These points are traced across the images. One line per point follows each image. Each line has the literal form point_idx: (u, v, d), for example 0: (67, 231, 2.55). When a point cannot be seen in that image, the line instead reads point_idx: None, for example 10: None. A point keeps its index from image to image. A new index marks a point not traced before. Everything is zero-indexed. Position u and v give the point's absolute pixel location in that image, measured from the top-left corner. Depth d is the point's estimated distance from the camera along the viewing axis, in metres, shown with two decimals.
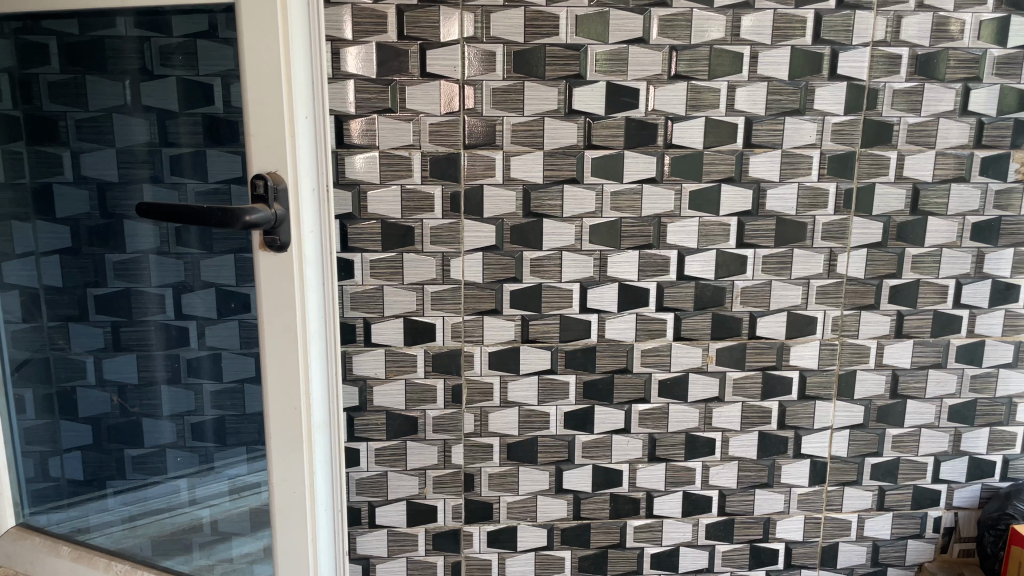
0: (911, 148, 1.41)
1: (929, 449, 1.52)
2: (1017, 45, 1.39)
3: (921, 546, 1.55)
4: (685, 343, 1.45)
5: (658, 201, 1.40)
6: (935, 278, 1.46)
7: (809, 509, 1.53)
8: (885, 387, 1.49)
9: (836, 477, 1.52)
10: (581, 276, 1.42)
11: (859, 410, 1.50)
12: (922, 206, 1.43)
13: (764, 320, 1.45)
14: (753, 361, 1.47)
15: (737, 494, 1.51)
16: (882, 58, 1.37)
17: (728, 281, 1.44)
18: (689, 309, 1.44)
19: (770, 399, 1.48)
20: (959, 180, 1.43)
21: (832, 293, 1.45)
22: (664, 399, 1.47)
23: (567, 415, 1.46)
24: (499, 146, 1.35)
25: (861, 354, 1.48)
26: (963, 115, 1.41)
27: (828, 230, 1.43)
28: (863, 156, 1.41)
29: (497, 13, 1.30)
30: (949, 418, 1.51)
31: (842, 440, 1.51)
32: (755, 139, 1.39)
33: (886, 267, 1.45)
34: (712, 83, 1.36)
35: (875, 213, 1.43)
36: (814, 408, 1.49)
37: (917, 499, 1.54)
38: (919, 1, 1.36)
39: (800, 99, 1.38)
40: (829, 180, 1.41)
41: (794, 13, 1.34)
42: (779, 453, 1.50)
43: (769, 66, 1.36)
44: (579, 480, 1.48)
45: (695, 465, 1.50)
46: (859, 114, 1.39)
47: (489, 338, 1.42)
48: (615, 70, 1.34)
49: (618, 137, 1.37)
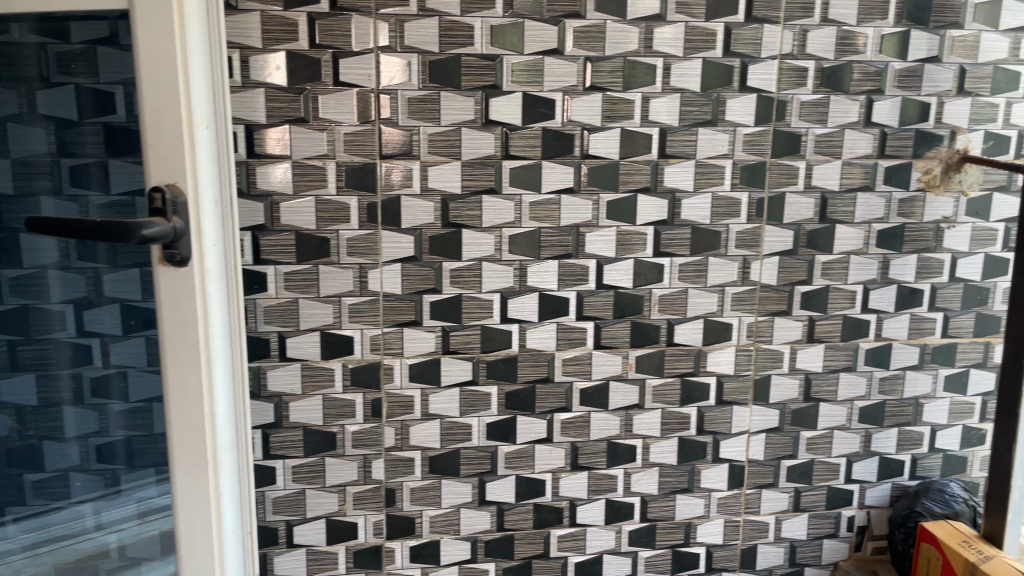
0: (819, 158, 1.45)
1: (842, 450, 1.56)
2: (917, 58, 1.45)
3: (836, 545, 1.60)
4: (606, 351, 1.47)
5: (576, 210, 1.40)
6: (844, 284, 1.50)
7: (728, 512, 1.56)
8: (799, 391, 1.53)
9: (754, 480, 1.55)
10: (501, 286, 1.41)
11: (775, 414, 1.53)
12: (831, 214, 1.47)
13: (681, 327, 1.48)
14: (672, 368, 1.49)
15: (659, 500, 1.53)
16: (790, 71, 1.41)
17: (647, 290, 1.45)
18: (609, 317, 1.46)
19: (689, 405, 1.51)
20: (865, 189, 1.48)
21: (747, 299, 1.48)
22: (586, 407, 1.48)
23: (489, 426, 1.45)
24: (416, 156, 1.34)
25: (775, 360, 1.51)
26: (867, 125, 1.45)
27: (742, 239, 1.46)
28: (774, 166, 1.44)
29: (411, 22, 1.29)
30: (860, 419, 1.56)
31: (758, 444, 1.54)
32: (669, 150, 1.41)
33: (798, 274, 1.48)
34: (627, 94, 1.38)
35: (786, 222, 1.46)
36: (732, 413, 1.52)
37: (831, 499, 1.58)
38: (824, 15, 1.40)
39: (712, 110, 1.40)
40: (741, 189, 1.44)
41: (705, 26, 1.37)
42: (698, 458, 1.53)
43: (681, 78, 1.39)
44: (502, 492, 1.47)
45: (617, 472, 1.51)
46: (768, 125, 1.43)
47: (408, 351, 1.40)
48: (531, 81, 1.35)
49: (536, 148, 1.37)
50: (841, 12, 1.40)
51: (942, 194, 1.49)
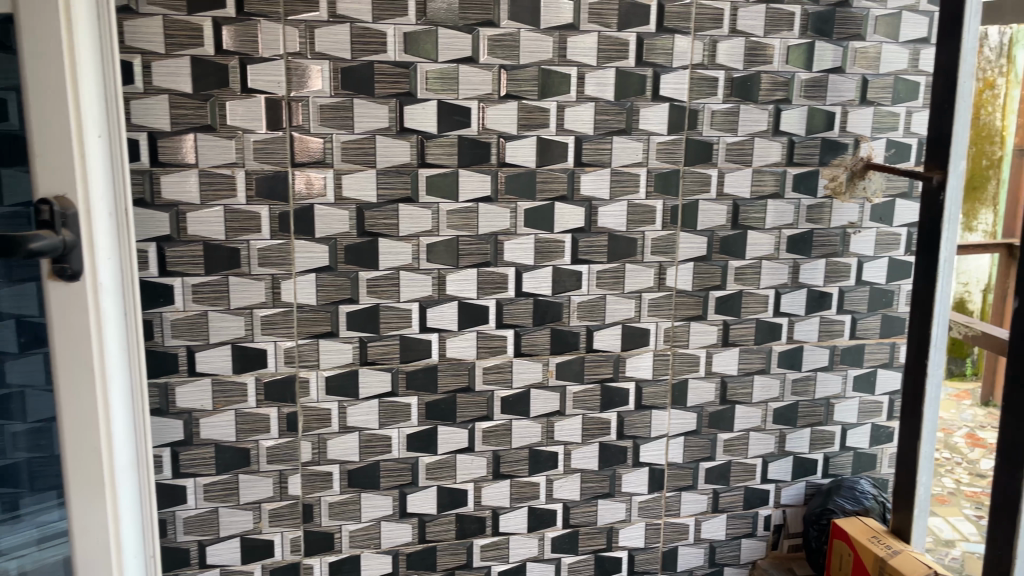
0: (730, 166, 1.49)
1: (757, 450, 1.61)
2: (822, 69, 1.50)
3: (754, 544, 1.64)
4: (526, 359, 1.46)
5: (494, 218, 1.40)
6: (756, 289, 1.55)
7: (649, 516, 1.58)
8: (715, 393, 1.57)
9: (673, 483, 1.58)
10: (419, 295, 1.40)
11: (692, 417, 1.57)
12: (742, 221, 1.52)
13: (600, 333, 1.49)
14: (592, 373, 1.50)
15: (581, 505, 1.54)
16: (700, 80, 1.44)
17: (565, 297, 1.46)
18: (529, 325, 1.45)
19: (609, 410, 1.53)
20: (775, 196, 1.52)
21: (664, 305, 1.52)
22: (507, 415, 1.47)
23: (409, 438, 1.43)
24: (329, 164, 1.32)
25: (691, 363, 1.55)
26: (776, 134, 1.50)
27: (658, 246, 1.49)
28: (687, 174, 1.47)
29: (322, 28, 1.27)
30: (774, 420, 1.61)
31: (677, 447, 1.57)
32: (585, 158, 1.42)
33: (711, 279, 1.53)
34: (542, 102, 1.38)
35: (700, 228, 1.50)
36: (651, 417, 1.55)
37: (748, 500, 1.62)
38: (732, 27, 1.43)
39: (626, 119, 1.42)
40: (655, 197, 1.47)
41: (617, 35, 1.39)
42: (619, 463, 1.55)
43: (595, 87, 1.40)
44: (422, 503, 1.46)
45: (539, 480, 1.51)
46: (681, 134, 1.46)
47: (325, 362, 1.37)
48: (446, 88, 1.34)
49: (452, 155, 1.36)
50: (749, 24, 1.44)
51: (847, 200, 1.55)
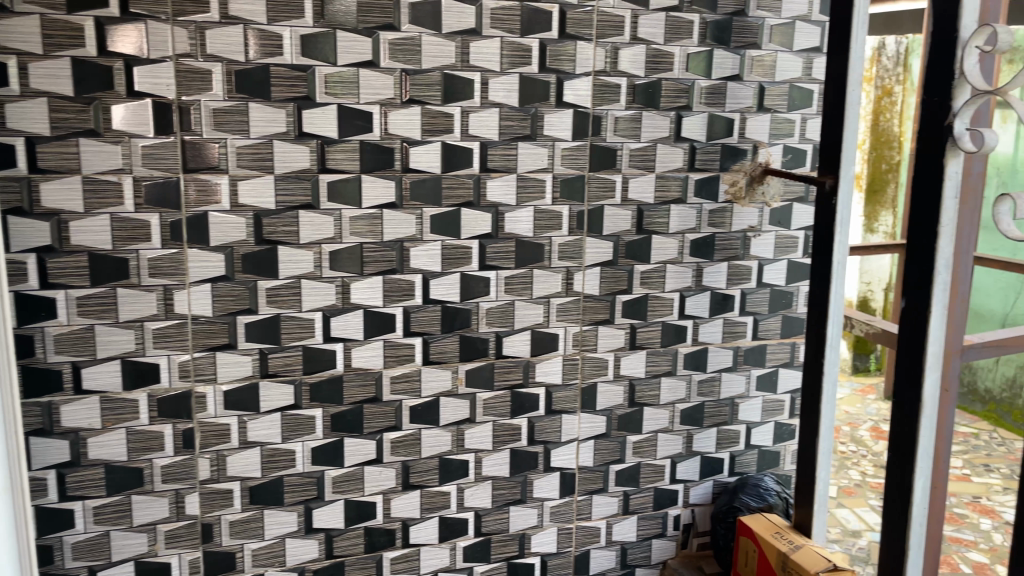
0: (634, 172, 1.51)
1: (666, 451, 1.64)
2: (720, 76, 1.53)
3: (664, 544, 1.67)
4: (435, 367, 1.45)
5: (399, 225, 1.38)
6: (662, 292, 1.58)
7: (561, 521, 1.58)
8: (624, 396, 1.59)
9: (584, 487, 1.59)
10: (322, 304, 1.36)
11: (602, 420, 1.58)
12: (647, 226, 1.54)
13: (509, 339, 1.49)
14: (502, 380, 1.50)
15: (492, 513, 1.53)
16: (602, 87, 1.46)
17: (473, 303, 1.45)
18: (437, 332, 1.44)
19: (519, 416, 1.52)
20: (678, 202, 1.55)
21: (571, 310, 1.52)
22: (416, 425, 1.45)
23: (314, 451, 1.40)
24: (224, 170, 1.27)
25: (600, 367, 1.56)
26: (677, 140, 1.53)
27: (564, 251, 1.49)
28: (592, 180, 1.49)
29: (213, 29, 1.23)
30: (682, 421, 1.64)
31: (587, 450, 1.58)
32: (490, 164, 1.41)
33: (618, 284, 1.54)
34: (446, 107, 1.37)
35: (606, 233, 1.51)
36: (561, 422, 1.55)
37: (657, 500, 1.65)
38: (633, 34, 1.45)
39: (531, 125, 1.43)
40: (561, 203, 1.47)
41: (520, 41, 1.39)
42: (530, 469, 1.55)
43: (499, 93, 1.40)
44: (329, 517, 1.43)
45: (450, 489, 1.49)
46: (585, 140, 1.47)
47: (223, 376, 1.33)
48: (346, 93, 1.31)
49: (354, 161, 1.33)
50: (649, 31, 1.46)
51: (747, 205, 1.59)
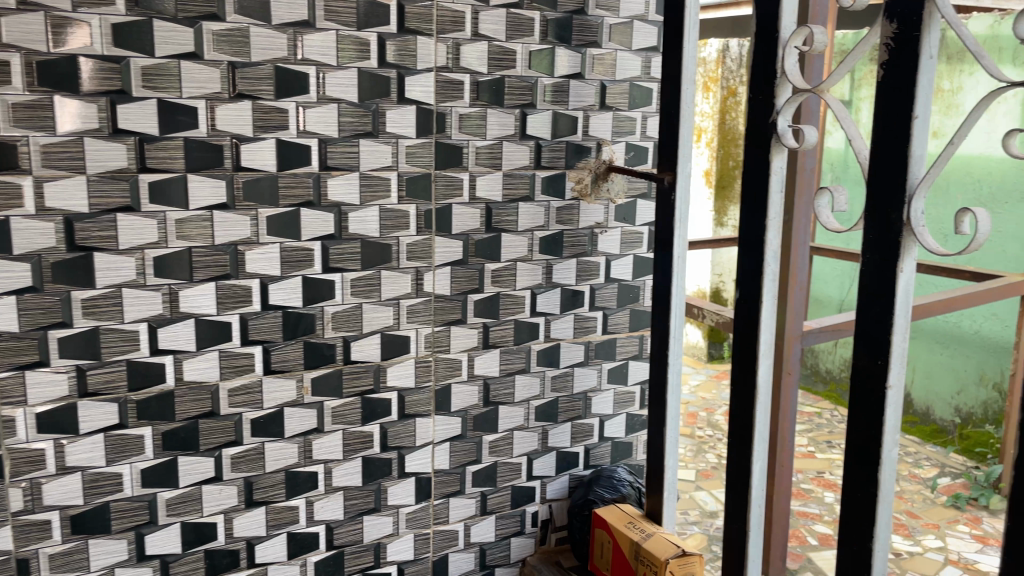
0: (481, 170, 1.50)
1: (522, 449, 1.64)
2: (563, 74, 1.54)
3: (522, 542, 1.67)
4: (277, 376, 1.38)
5: (231, 227, 1.30)
6: (513, 290, 1.57)
7: (417, 527, 1.55)
8: (478, 396, 1.57)
9: (440, 490, 1.56)
10: (148, 314, 1.27)
11: (457, 422, 1.56)
12: (496, 224, 1.53)
13: (358, 343, 1.44)
14: (350, 387, 1.44)
15: (344, 525, 1.48)
16: (445, 83, 1.43)
17: (317, 308, 1.39)
18: (278, 339, 1.37)
19: (371, 422, 1.48)
20: (525, 199, 1.55)
21: (421, 312, 1.49)
22: (259, 438, 1.38)
23: (144, 472, 1.31)
24: (27, 170, 1.16)
25: (453, 368, 1.54)
26: (523, 137, 1.53)
27: (413, 251, 1.46)
28: (438, 178, 1.46)
29: (7, 16, 1.12)
30: (536, 417, 1.64)
31: (443, 453, 1.55)
32: (330, 162, 1.36)
33: (468, 283, 1.52)
34: (280, 103, 1.30)
35: (454, 232, 1.49)
36: (414, 426, 1.52)
37: (515, 499, 1.64)
38: (474, 30, 1.44)
39: (372, 122, 1.38)
40: (408, 201, 1.44)
41: (356, 34, 1.34)
42: (384, 476, 1.50)
43: (336, 88, 1.34)
44: (163, 543, 1.34)
45: (298, 503, 1.43)
46: (430, 137, 1.44)
47: (35, 397, 1.21)
48: (166, 86, 1.22)
49: (178, 159, 1.24)
50: (491, 27, 1.45)
51: (593, 202, 1.61)
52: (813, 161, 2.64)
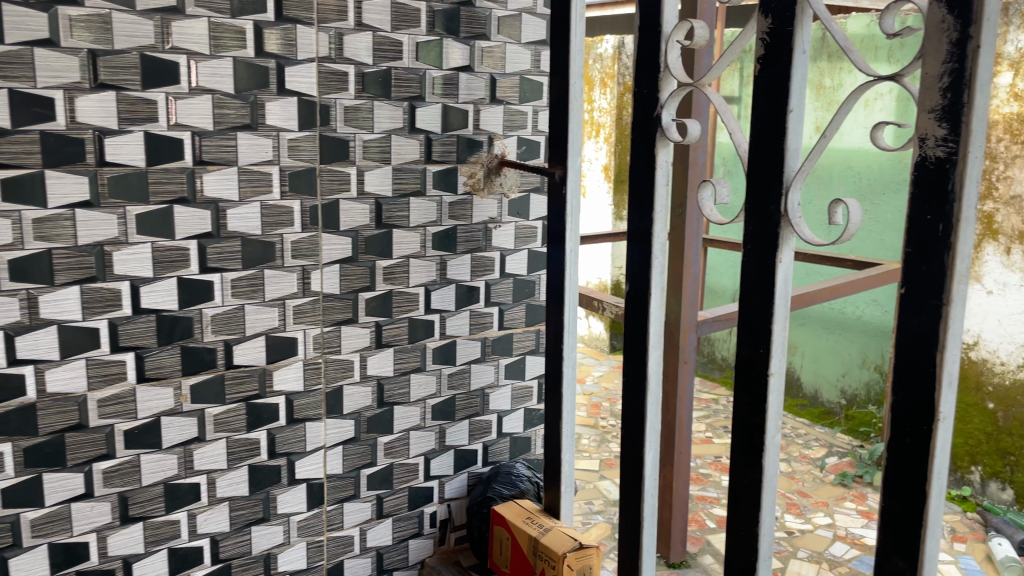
0: (369, 164, 1.45)
1: (419, 449, 1.61)
2: (452, 66, 1.52)
3: (421, 543, 1.65)
4: (152, 384, 1.30)
5: (96, 227, 1.21)
6: (406, 287, 1.54)
7: (310, 534, 1.50)
8: (372, 397, 1.53)
9: (334, 495, 1.51)
10: (4, 322, 1.17)
11: (349, 424, 1.51)
12: (386, 219, 1.49)
13: (240, 347, 1.37)
14: (234, 392, 1.38)
15: (231, 537, 1.42)
16: (328, 74, 1.39)
17: (195, 310, 1.32)
18: (153, 345, 1.29)
19: (257, 429, 1.41)
20: (416, 194, 1.52)
21: (309, 312, 1.43)
22: (133, 450, 1.30)
23: (4, 492, 1.21)
24: None
25: (345, 369, 1.49)
26: (412, 131, 1.49)
27: (298, 249, 1.40)
28: (324, 172, 1.41)
29: None
30: (433, 417, 1.61)
31: (336, 457, 1.51)
32: (206, 156, 1.29)
33: (359, 281, 1.48)
34: (147, 94, 1.23)
35: (343, 229, 1.44)
36: (304, 431, 1.47)
37: (412, 499, 1.61)
38: (358, 20, 1.40)
39: (250, 114, 1.32)
40: (291, 197, 1.38)
41: (231, 22, 1.28)
42: (273, 483, 1.45)
43: (210, 78, 1.27)
44: (29, 566, 1.24)
45: (179, 516, 1.36)
46: (313, 130, 1.39)
47: None
48: (17, 75, 1.13)
49: (34, 154, 1.15)
50: (375, 17, 1.42)
51: (486, 196, 1.60)
52: (704, 155, 2.80)
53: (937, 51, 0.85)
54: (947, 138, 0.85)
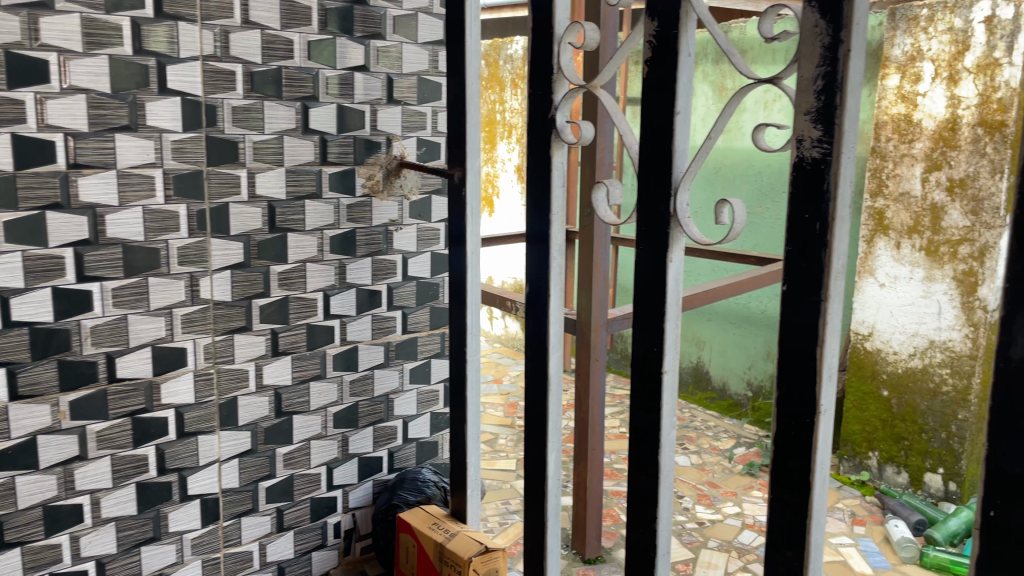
0: (260, 166, 1.41)
1: (321, 458, 1.56)
2: (347, 66, 1.48)
3: (325, 555, 1.61)
4: (26, 402, 1.22)
5: None
6: (303, 292, 1.49)
7: (205, 552, 1.45)
8: (269, 407, 1.48)
9: (230, 510, 1.47)
10: None
11: (245, 436, 1.46)
12: (280, 223, 1.44)
13: (123, 359, 1.31)
14: (118, 407, 1.31)
15: (118, 558, 1.35)
16: (214, 73, 1.33)
17: (73, 322, 1.25)
18: (25, 360, 1.21)
19: (144, 444, 1.35)
20: (312, 197, 1.48)
21: (198, 320, 1.38)
22: (7, 473, 1.22)
23: None
24: None
25: (239, 379, 1.44)
26: (306, 132, 1.45)
27: (185, 255, 1.35)
28: (211, 175, 1.35)
29: None
30: (335, 425, 1.57)
31: (231, 471, 1.46)
32: (81, 159, 1.22)
33: (251, 287, 1.43)
34: (14, 94, 1.15)
35: (233, 233, 1.39)
36: (196, 444, 1.41)
37: (315, 510, 1.57)
38: (244, 18, 1.35)
39: (129, 115, 1.25)
40: (176, 201, 1.32)
41: (106, 19, 1.21)
42: (164, 501, 1.39)
43: (84, 77, 1.21)
44: None
45: (60, 540, 1.29)
46: (198, 131, 1.33)
47: None
48: None
49: None
50: (263, 14, 1.37)
51: (386, 198, 1.57)
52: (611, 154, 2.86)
53: (811, 55, 0.93)
54: (822, 139, 0.93)
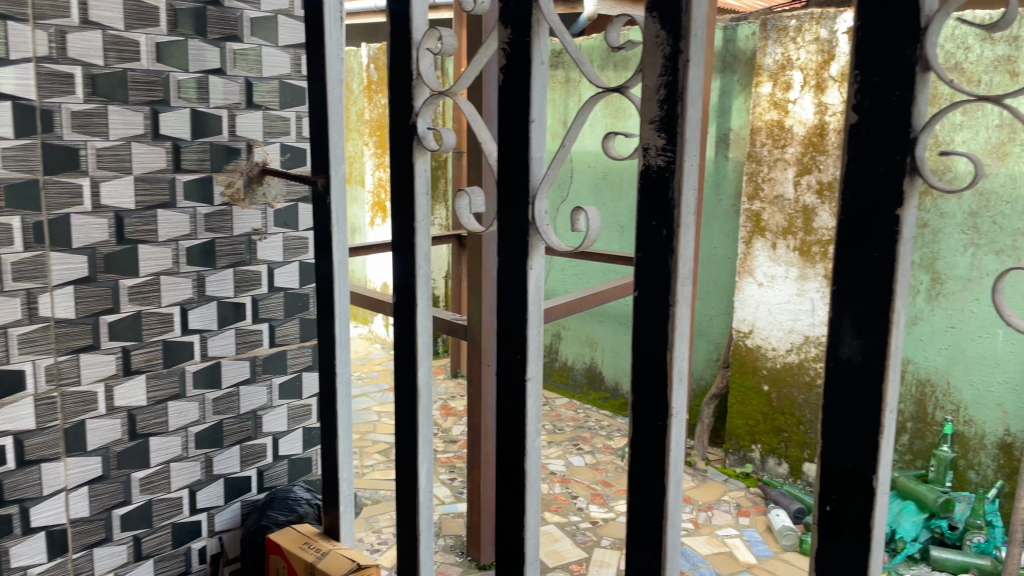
0: (104, 173, 1.34)
1: (182, 481, 1.53)
2: (201, 69, 1.43)
3: None
4: None
5: None
6: (157, 306, 1.44)
7: None
8: (123, 430, 1.42)
9: (80, 541, 1.39)
10: None
11: (95, 462, 1.39)
12: (129, 234, 1.38)
13: None
14: None
15: None
16: (49, 76, 1.25)
17: None
18: None
19: None
20: (164, 206, 1.42)
21: (39, 339, 1.30)
22: None
23: None
24: None
25: (87, 402, 1.37)
26: (156, 138, 1.39)
27: (20, 270, 1.26)
28: (48, 185, 1.27)
29: None
30: (197, 445, 1.54)
31: (80, 500, 1.38)
32: None
33: (98, 303, 1.36)
34: None
35: (76, 246, 1.32)
36: (39, 473, 1.32)
37: (177, 536, 1.54)
38: (83, 17, 1.28)
39: None
40: (9, 212, 1.24)
41: None
42: (3, 535, 1.30)
43: None
44: None
45: None
46: (32, 138, 1.25)
47: None
48: None
49: None
50: (104, 14, 1.30)
51: (247, 206, 1.53)
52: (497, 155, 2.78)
53: (654, 64, 0.96)
54: (666, 147, 0.96)
